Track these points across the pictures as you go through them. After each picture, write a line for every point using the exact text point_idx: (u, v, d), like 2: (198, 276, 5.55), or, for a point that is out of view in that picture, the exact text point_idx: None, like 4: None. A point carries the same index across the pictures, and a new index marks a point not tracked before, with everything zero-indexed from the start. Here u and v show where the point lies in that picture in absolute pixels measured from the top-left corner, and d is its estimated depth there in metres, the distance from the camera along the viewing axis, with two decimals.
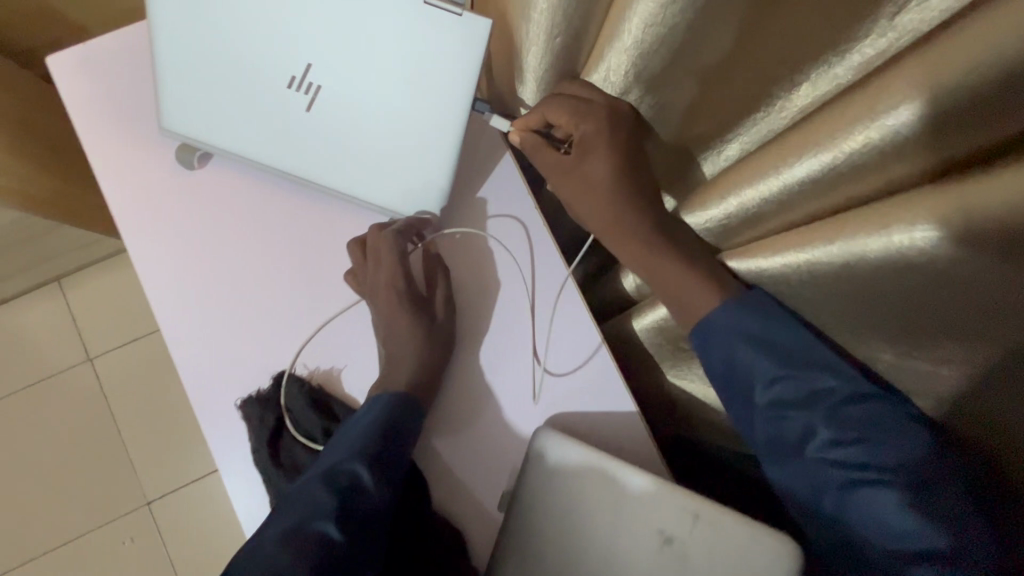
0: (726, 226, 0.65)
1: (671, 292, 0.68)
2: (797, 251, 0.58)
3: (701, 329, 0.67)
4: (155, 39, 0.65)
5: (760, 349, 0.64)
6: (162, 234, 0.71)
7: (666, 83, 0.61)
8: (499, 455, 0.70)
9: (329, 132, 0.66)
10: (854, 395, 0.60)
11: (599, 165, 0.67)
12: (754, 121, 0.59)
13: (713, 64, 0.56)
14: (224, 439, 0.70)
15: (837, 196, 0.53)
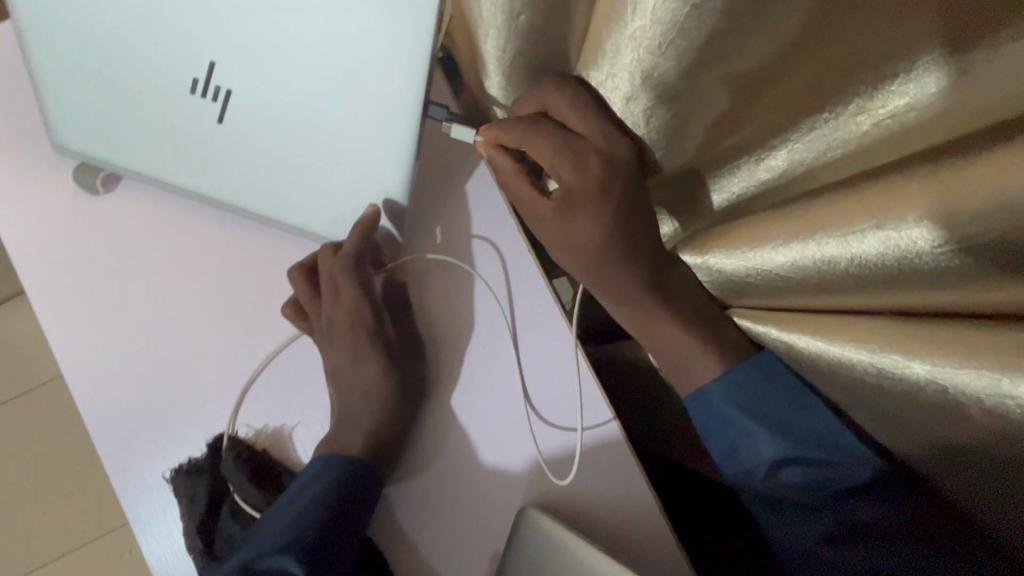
0: (740, 284, 0.55)
1: (670, 343, 0.55)
2: (814, 339, 0.51)
3: (697, 398, 0.55)
4: (26, 38, 0.52)
5: (759, 426, 0.53)
6: (65, 272, 0.59)
7: (682, 86, 0.47)
8: (475, 538, 0.56)
9: (249, 148, 0.52)
10: (862, 489, 0.51)
11: (583, 218, 0.52)
12: (812, 127, 0.44)
13: (746, 59, 0.42)
14: (146, 524, 0.56)
15: (861, 297, 0.45)
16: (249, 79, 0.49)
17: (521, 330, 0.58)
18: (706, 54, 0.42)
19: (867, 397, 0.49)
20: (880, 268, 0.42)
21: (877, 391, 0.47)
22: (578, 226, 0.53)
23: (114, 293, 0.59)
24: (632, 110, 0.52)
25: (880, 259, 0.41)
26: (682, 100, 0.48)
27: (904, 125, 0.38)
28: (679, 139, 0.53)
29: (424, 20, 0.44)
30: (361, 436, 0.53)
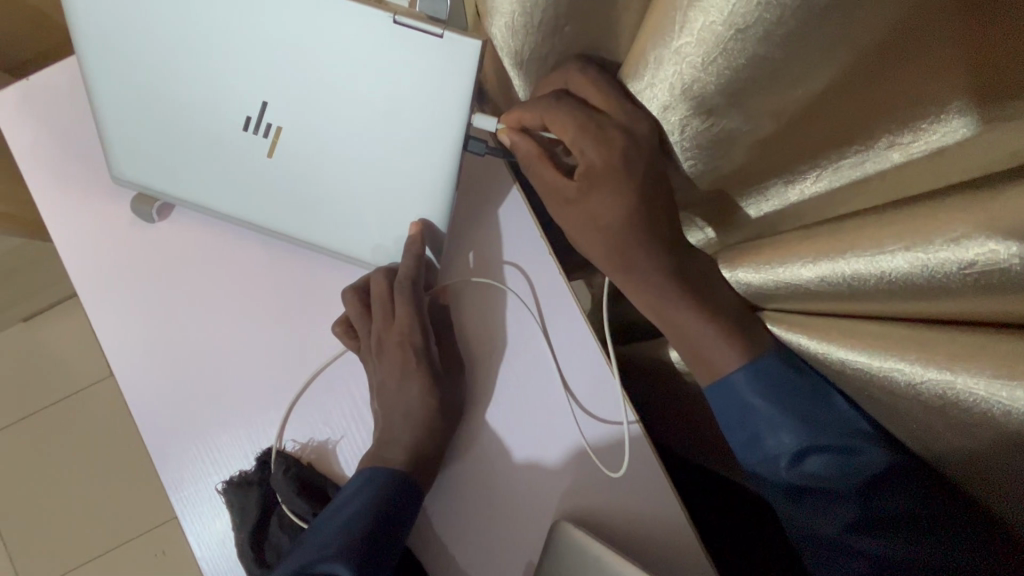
0: (761, 293, 0.55)
1: (709, 347, 0.55)
2: (855, 354, 0.49)
3: (723, 385, 0.55)
4: (90, 81, 0.55)
5: (784, 417, 0.54)
6: (121, 296, 0.62)
7: (719, 109, 0.46)
8: (510, 546, 0.59)
9: (296, 179, 0.55)
10: (881, 479, 0.52)
11: (603, 190, 0.51)
12: (841, 155, 0.45)
13: (792, 92, 0.41)
14: (201, 532, 0.60)
15: (887, 307, 0.45)
16: (299, 117, 0.52)
17: (555, 348, 0.60)
18: (752, 80, 0.41)
19: (893, 403, 0.49)
20: (905, 285, 0.41)
21: (904, 402, 0.48)
22: (599, 197, 0.52)
23: (169, 315, 0.62)
24: (667, 119, 0.50)
25: (904, 275, 0.41)
26: (718, 124, 0.48)
27: (943, 159, 0.39)
28: (712, 158, 0.52)
29: (466, 64, 0.47)
30: (403, 451, 0.56)
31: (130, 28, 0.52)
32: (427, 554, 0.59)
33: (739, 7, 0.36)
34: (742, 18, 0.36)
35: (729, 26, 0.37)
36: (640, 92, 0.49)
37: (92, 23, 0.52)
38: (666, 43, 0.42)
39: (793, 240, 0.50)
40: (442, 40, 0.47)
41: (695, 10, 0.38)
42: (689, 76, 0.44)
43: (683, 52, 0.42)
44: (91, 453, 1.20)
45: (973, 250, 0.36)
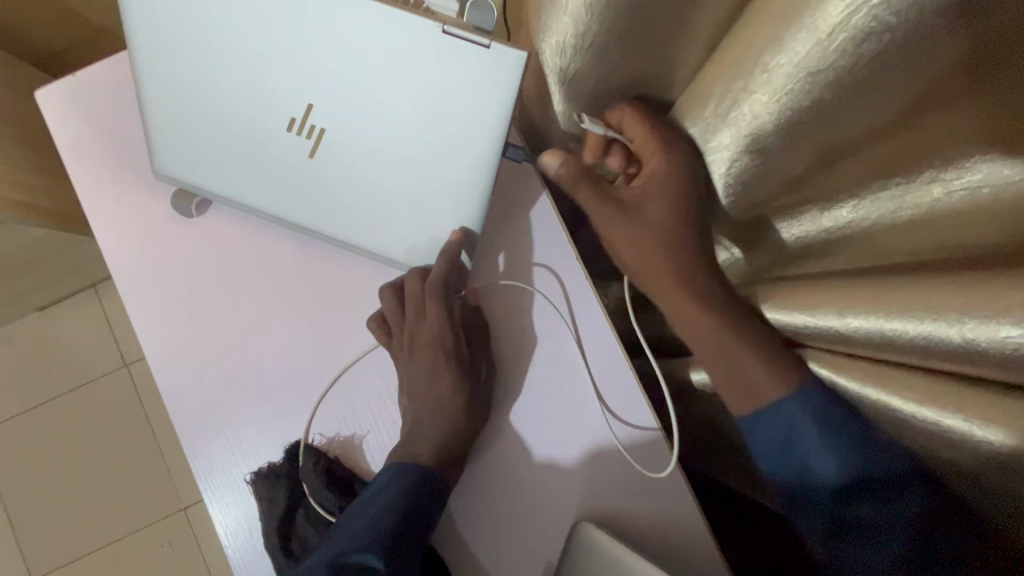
0: (802, 333, 0.56)
1: (755, 377, 0.55)
2: (893, 397, 0.51)
3: (760, 415, 0.56)
4: (140, 78, 0.57)
5: (833, 450, 0.53)
6: (158, 286, 0.64)
7: (773, 147, 0.48)
8: (531, 547, 0.60)
9: (337, 179, 0.57)
10: (929, 516, 0.52)
11: (653, 199, 0.56)
12: (885, 185, 0.46)
13: (840, 132, 0.43)
14: (228, 520, 0.61)
15: (920, 360, 0.47)
16: (345, 120, 0.54)
17: (584, 354, 0.61)
18: (801, 117, 0.43)
19: (926, 441, 0.52)
20: (952, 351, 0.42)
21: (927, 433, 0.51)
22: (648, 207, 0.57)
23: (204, 308, 0.64)
24: (716, 156, 0.53)
25: (939, 338, 0.43)
26: (754, 162, 0.51)
27: (979, 208, 0.40)
28: (745, 193, 0.55)
29: (511, 74, 0.49)
30: (432, 449, 0.57)
31: (185, 31, 0.54)
32: (449, 551, 0.60)
33: (812, 53, 0.38)
34: (806, 59, 0.39)
35: (796, 65, 0.40)
36: (702, 126, 0.52)
37: (147, 24, 0.54)
38: (739, 82, 0.45)
39: (830, 279, 0.53)
40: (489, 51, 0.49)
41: (773, 53, 0.40)
42: (756, 114, 0.46)
43: (756, 90, 0.44)
44: (102, 441, 1.22)
45: (1006, 329, 0.38)
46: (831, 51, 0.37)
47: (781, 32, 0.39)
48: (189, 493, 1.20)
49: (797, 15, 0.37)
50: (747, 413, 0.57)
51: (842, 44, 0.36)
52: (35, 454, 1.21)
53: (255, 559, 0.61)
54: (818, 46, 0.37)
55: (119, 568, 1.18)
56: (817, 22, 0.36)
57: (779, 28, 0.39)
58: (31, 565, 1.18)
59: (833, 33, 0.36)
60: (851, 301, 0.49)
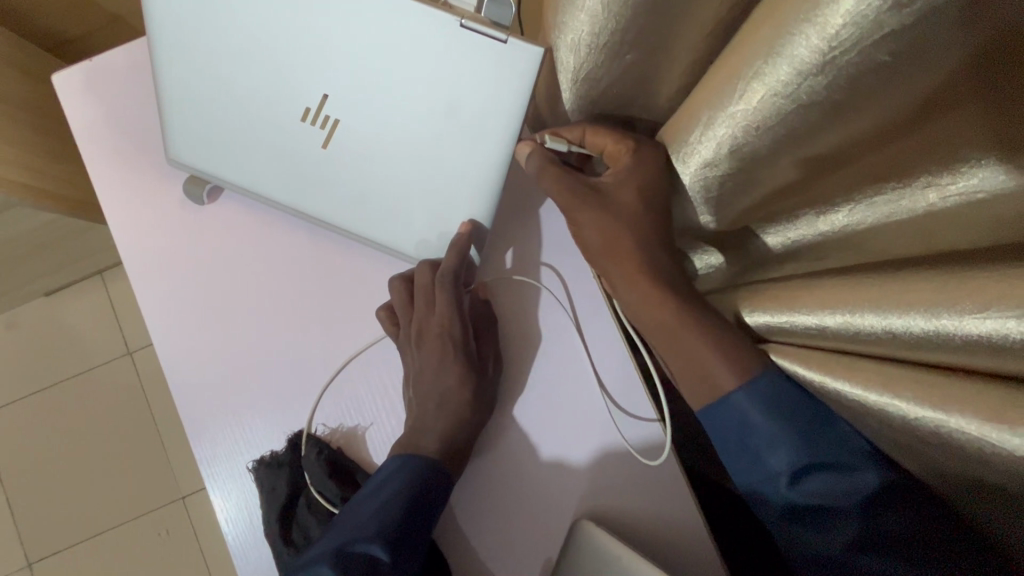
0: (774, 329, 0.58)
1: (713, 365, 0.56)
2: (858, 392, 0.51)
3: (721, 405, 0.56)
4: (156, 64, 0.58)
5: (784, 438, 0.55)
6: (167, 272, 0.65)
7: (758, 164, 0.48)
8: (530, 543, 0.60)
9: (348, 170, 0.57)
10: (879, 502, 0.53)
11: (621, 186, 0.56)
12: (879, 192, 0.46)
13: (819, 147, 0.44)
14: (230, 507, 0.62)
15: (896, 352, 0.46)
16: (359, 111, 0.54)
17: (590, 351, 0.62)
18: (792, 139, 0.44)
19: (884, 427, 0.51)
20: (914, 339, 0.43)
21: (899, 437, 0.49)
22: (620, 194, 0.56)
23: (213, 296, 0.64)
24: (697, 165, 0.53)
25: (910, 331, 0.43)
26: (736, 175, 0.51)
27: (960, 208, 0.39)
28: (724, 205, 0.56)
29: (528, 69, 0.50)
30: (435, 440, 0.57)
31: (203, 19, 0.55)
32: (448, 544, 0.60)
33: (803, 81, 0.38)
34: (795, 85, 0.39)
35: (787, 94, 0.40)
36: (684, 149, 0.53)
37: (166, 12, 0.55)
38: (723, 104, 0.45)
39: (813, 279, 0.53)
40: (506, 46, 0.50)
41: (759, 81, 0.41)
42: (744, 135, 0.46)
43: (742, 114, 0.44)
44: (102, 428, 1.22)
45: (963, 317, 0.38)
46: (822, 79, 0.37)
47: (766, 63, 0.39)
48: (186, 482, 1.21)
49: (778, 46, 0.37)
50: (706, 407, 0.57)
51: (831, 74, 0.36)
52: (36, 439, 1.22)
53: (256, 547, 0.61)
54: (806, 74, 0.37)
55: (117, 554, 1.18)
56: (800, 53, 0.36)
57: (764, 59, 0.39)
58: (30, 549, 1.18)
59: (820, 66, 0.36)
60: (838, 300, 0.49)
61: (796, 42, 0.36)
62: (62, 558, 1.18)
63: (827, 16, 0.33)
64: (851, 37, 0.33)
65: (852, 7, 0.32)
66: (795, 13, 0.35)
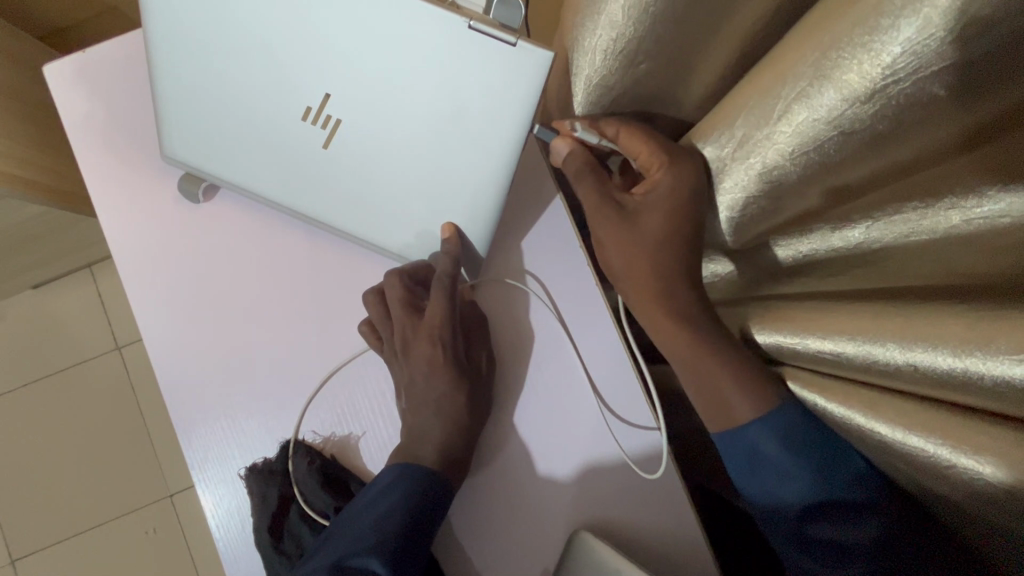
0: (785, 351, 0.57)
1: (729, 392, 0.55)
2: (874, 422, 0.50)
3: (737, 435, 0.55)
4: (155, 59, 0.56)
5: (794, 465, 0.54)
6: (159, 272, 0.63)
7: (784, 195, 0.49)
8: (526, 553, 0.59)
9: (348, 171, 0.56)
10: (889, 534, 0.52)
11: (648, 207, 0.54)
12: (898, 213, 0.45)
13: (854, 175, 0.44)
14: (219, 514, 0.60)
15: (917, 387, 0.45)
16: (361, 113, 0.53)
17: (586, 362, 0.61)
18: (824, 169, 0.44)
19: (909, 470, 0.50)
20: (941, 376, 0.41)
21: (910, 465, 0.49)
22: (644, 219, 0.55)
23: (206, 297, 0.63)
24: (727, 187, 0.52)
25: (933, 369, 0.42)
26: (751, 200, 0.51)
27: (978, 248, 0.40)
28: (748, 227, 0.55)
29: (537, 73, 0.49)
30: (433, 449, 0.56)
31: (201, 14, 0.53)
32: (445, 556, 0.59)
33: (846, 108, 0.38)
34: (846, 114, 0.39)
35: (831, 123, 0.40)
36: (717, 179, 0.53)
37: (165, 7, 0.53)
38: (760, 123, 0.45)
39: (832, 302, 0.52)
40: (515, 49, 0.48)
41: (800, 104, 0.41)
42: (774, 162, 0.46)
43: (781, 137, 0.44)
44: (88, 424, 1.20)
45: (982, 360, 0.38)
46: (872, 104, 0.37)
47: (811, 85, 0.39)
48: (175, 480, 1.19)
49: (827, 71, 0.38)
50: (720, 430, 0.57)
51: (892, 98, 0.36)
52: (21, 434, 1.19)
53: (245, 555, 0.60)
54: (857, 101, 0.38)
55: (101, 552, 1.16)
56: (860, 82, 0.37)
57: (808, 80, 0.39)
58: (13, 546, 1.16)
59: (873, 91, 0.36)
60: (851, 326, 0.48)
61: (850, 67, 0.36)
62: (45, 556, 1.16)
63: (881, 46, 0.34)
64: (910, 69, 0.34)
65: (910, 36, 0.32)
66: (840, 41, 0.36)
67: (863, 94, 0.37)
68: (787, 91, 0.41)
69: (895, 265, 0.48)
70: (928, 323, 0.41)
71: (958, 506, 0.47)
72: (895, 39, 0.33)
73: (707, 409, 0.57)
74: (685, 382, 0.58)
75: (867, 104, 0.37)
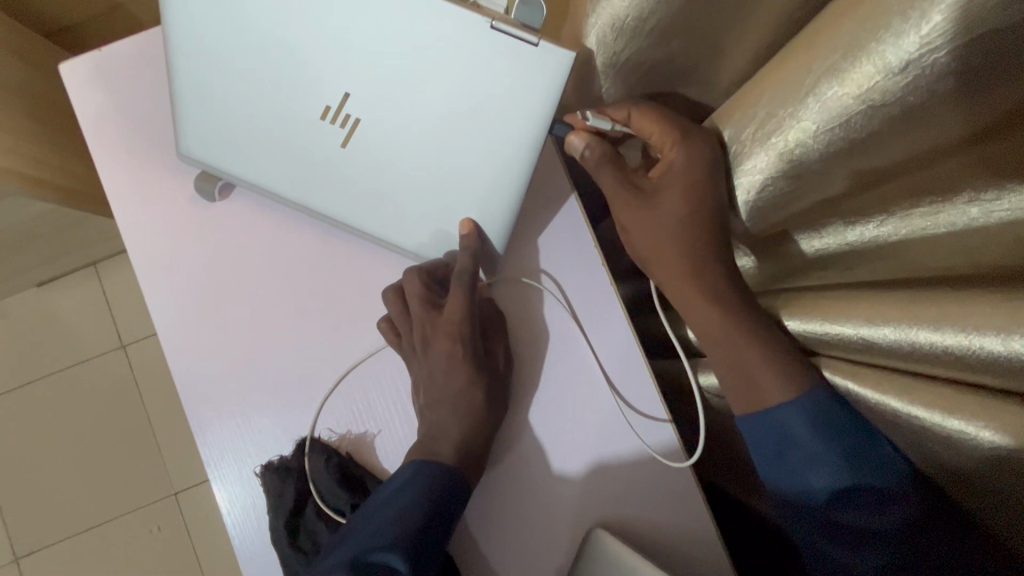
0: (813, 339, 0.56)
1: (755, 377, 0.55)
2: (904, 403, 0.51)
3: (766, 419, 0.54)
4: (175, 57, 0.56)
5: (826, 451, 0.52)
6: (175, 270, 0.63)
7: (806, 179, 0.49)
8: (541, 550, 0.59)
9: (366, 170, 0.56)
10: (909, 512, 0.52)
11: (670, 193, 0.55)
12: (920, 203, 0.45)
13: (873, 161, 0.44)
14: (234, 511, 0.60)
15: (955, 370, 0.45)
16: (380, 112, 0.53)
17: (602, 359, 0.61)
18: (846, 151, 0.44)
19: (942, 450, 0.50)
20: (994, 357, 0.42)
21: (936, 441, 0.50)
22: (665, 204, 0.55)
23: (221, 295, 0.63)
24: (749, 174, 0.52)
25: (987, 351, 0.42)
26: (772, 186, 0.51)
27: (1002, 238, 0.41)
28: (766, 216, 0.55)
29: (557, 73, 0.49)
30: (451, 446, 0.56)
31: (221, 13, 0.53)
32: (460, 553, 0.59)
33: (880, 78, 0.39)
34: (879, 88, 0.39)
35: (863, 97, 0.40)
36: (733, 166, 0.53)
37: (184, 5, 0.54)
38: (787, 104, 0.45)
39: (864, 291, 0.51)
40: (536, 49, 0.49)
41: (830, 80, 0.42)
42: (799, 144, 0.46)
43: (810, 116, 0.44)
44: (94, 421, 1.20)
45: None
46: (903, 79, 0.38)
47: (844, 59, 0.40)
48: (181, 478, 1.19)
49: (862, 43, 0.39)
50: (747, 414, 0.56)
51: (930, 68, 0.36)
52: (27, 431, 1.19)
53: (261, 552, 0.60)
54: (894, 71, 0.38)
55: (107, 549, 1.16)
56: (900, 51, 0.37)
57: (840, 54, 0.40)
58: (19, 543, 1.16)
59: (912, 60, 0.37)
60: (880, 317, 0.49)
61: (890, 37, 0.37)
62: (51, 553, 1.16)
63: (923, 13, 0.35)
64: (953, 37, 0.34)
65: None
66: (881, 10, 0.37)
67: (897, 64, 0.38)
68: (818, 67, 0.42)
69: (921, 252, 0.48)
70: (968, 309, 0.43)
71: (982, 476, 0.49)
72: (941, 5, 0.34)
73: (734, 395, 0.57)
74: (716, 368, 0.58)
75: (901, 75, 0.38)
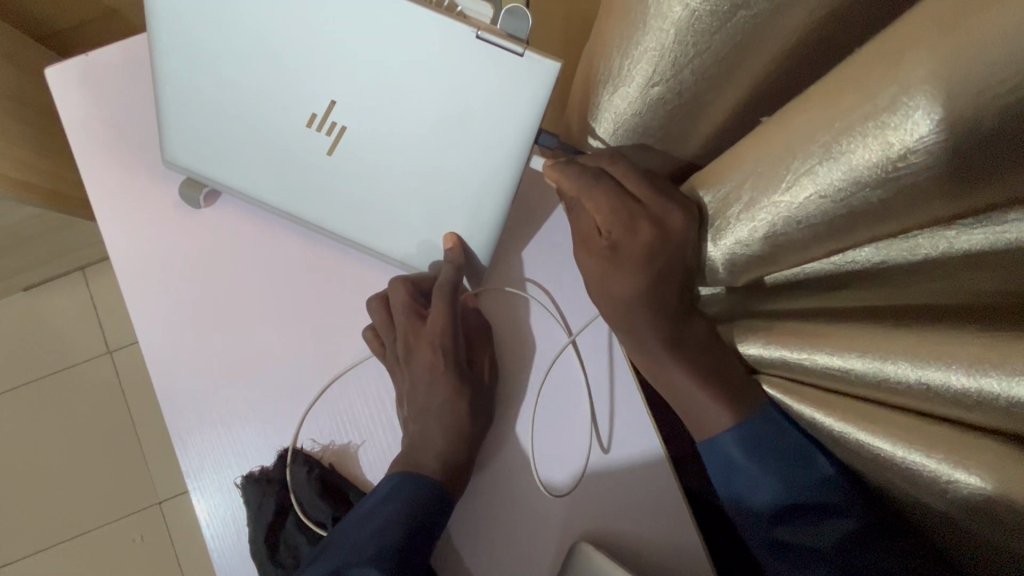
0: (773, 362, 0.53)
1: (703, 413, 0.53)
2: (870, 440, 0.46)
3: (717, 454, 0.54)
4: (160, 63, 0.56)
5: (766, 476, 0.52)
6: (158, 278, 0.63)
7: (784, 247, 0.45)
8: (528, 560, 0.58)
9: (351, 177, 0.56)
10: (861, 527, 0.49)
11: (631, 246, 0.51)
12: (893, 252, 0.43)
13: (862, 238, 0.41)
14: (215, 523, 0.59)
15: (921, 407, 0.42)
16: (368, 120, 0.53)
17: (588, 371, 0.61)
18: (831, 228, 0.41)
19: (906, 486, 0.46)
20: (948, 395, 0.39)
21: (902, 480, 0.45)
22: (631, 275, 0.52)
23: (205, 304, 0.62)
24: (724, 225, 0.48)
25: (944, 387, 0.39)
26: (744, 247, 0.47)
27: (963, 280, 0.39)
28: (739, 271, 0.50)
29: (542, 83, 0.49)
30: (433, 457, 0.55)
31: (209, 20, 0.53)
32: (446, 559, 0.59)
33: (869, 164, 0.35)
34: (868, 172, 0.36)
35: (851, 182, 0.37)
36: (716, 223, 0.49)
37: (171, 11, 0.53)
38: (774, 173, 0.41)
39: (822, 320, 0.48)
40: (522, 59, 0.49)
41: (821, 159, 0.38)
42: (780, 215, 0.43)
43: (795, 189, 0.41)
44: (77, 429, 1.18)
45: (976, 376, 0.36)
46: (891, 168, 0.35)
47: (836, 141, 0.36)
48: (164, 487, 1.17)
49: (852, 129, 0.35)
50: (712, 450, 0.54)
51: (921, 164, 0.33)
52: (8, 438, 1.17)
53: (241, 564, 0.59)
54: (886, 162, 0.35)
55: (87, 559, 1.14)
56: (893, 140, 0.34)
57: (831, 136, 0.36)
58: None
59: (905, 153, 0.33)
60: (847, 341, 0.45)
61: (881, 127, 0.34)
62: (30, 563, 1.14)
63: (912, 116, 0.32)
64: (940, 137, 0.31)
65: (937, 115, 0.31)
66: (871, 100, 0.34)
67: (884, 151, 0.34)
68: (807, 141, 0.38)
69: (886, 290, 0.44)
70: (917, 340, 0.40)
71: (931, 509, 0.45)
72: (929, 107, 0.31)
73: (692, 424, 0.55)
74: (670, 400, 0.56)
75: (889, 165, 0.35)
